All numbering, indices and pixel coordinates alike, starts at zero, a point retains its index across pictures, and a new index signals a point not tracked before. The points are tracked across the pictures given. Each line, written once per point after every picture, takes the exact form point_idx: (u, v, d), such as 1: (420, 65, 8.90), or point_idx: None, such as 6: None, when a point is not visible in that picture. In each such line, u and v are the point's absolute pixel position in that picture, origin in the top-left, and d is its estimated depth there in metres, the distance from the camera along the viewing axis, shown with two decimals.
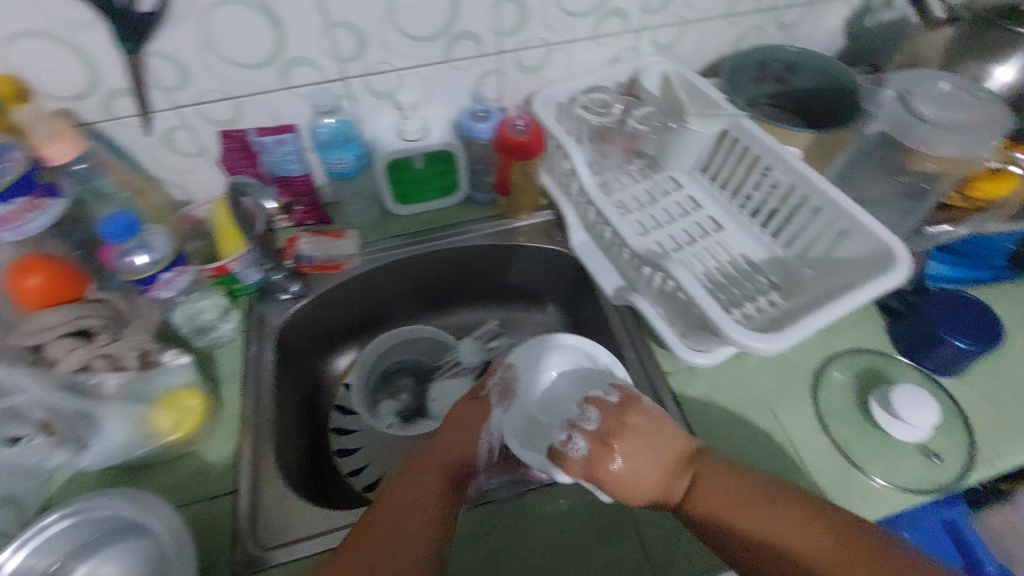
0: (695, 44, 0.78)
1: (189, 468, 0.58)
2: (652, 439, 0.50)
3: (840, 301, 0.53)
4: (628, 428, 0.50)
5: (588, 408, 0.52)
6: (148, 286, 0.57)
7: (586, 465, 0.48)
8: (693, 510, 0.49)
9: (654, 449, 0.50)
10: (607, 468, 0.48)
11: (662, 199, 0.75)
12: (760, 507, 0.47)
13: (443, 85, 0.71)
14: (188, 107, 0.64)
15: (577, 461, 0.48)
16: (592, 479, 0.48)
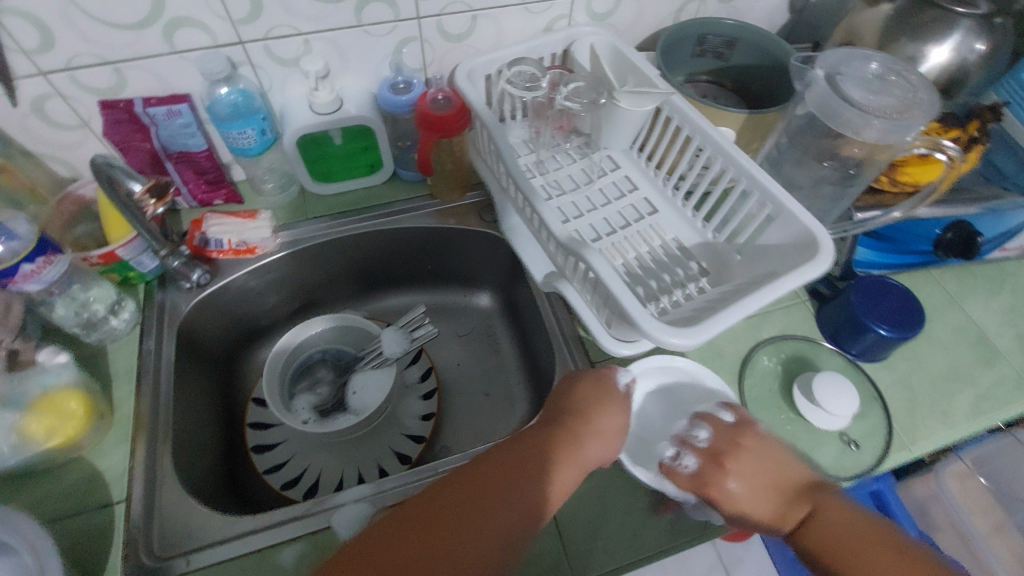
0: (633, 14, 0.74)
1: (74, 476, 0.53)
2: (773, 464, 0.51)
3: (760, 294, 0.51)
4: (721, 448, 0.51)
5: (700, 424, 0.53)
6: (8, 278, 0.50)
7: (697, 481, 0.50)
8: (806, 544, 0.49)
9: (767, 473, 0.51)
10: (720, 486, 0.50)
11: (598, 179, 0.72)
12: (860, 548, 0.46)
13: (357, 53, 0.65)
14: (58, 73, 0.56)
15: (685, 476, 0.51)
16: (703, 495, 0.50)
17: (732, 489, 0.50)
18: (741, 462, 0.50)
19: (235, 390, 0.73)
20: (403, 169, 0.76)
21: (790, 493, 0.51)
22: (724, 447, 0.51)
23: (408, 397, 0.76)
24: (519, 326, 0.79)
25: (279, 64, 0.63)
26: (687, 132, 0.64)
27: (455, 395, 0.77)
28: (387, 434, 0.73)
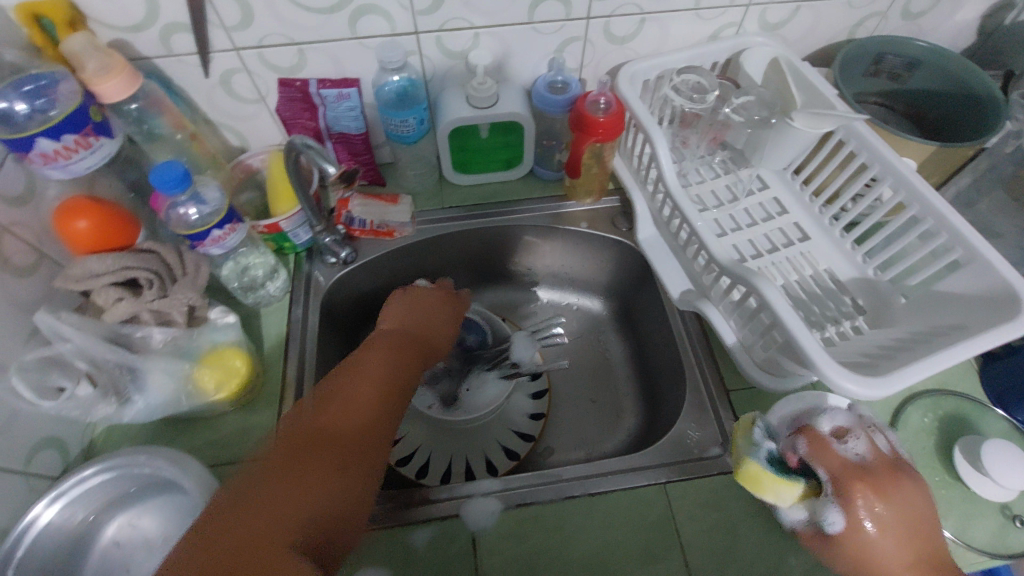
0: (806, 27, 0.69)
1: (228, 428, 0.57)
2: (917, 518, 0.43)
3: (952, 350, 0.46)
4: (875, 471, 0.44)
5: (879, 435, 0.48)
6: (198, 242, 0.53)
7: (847, 468, 0.44)
8: None
9: (916, 525, 0.43)
10: (865, 492, 0.43)
11: (744, 197, 0.69)
12: None
13: (521, 49, 0.65)
14: (249, 49, 0.59)
15: (841, 458, 0.45)
16: (839, 482, 0.44)
17: (863, 513, 0.42)
18: (887, 492, 0.43)
19: None
20: (542, 167, 0.75)
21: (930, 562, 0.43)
22: (878, 470, 0.44)
23: (519, 395, 0.76)
24: (636, 338, 0.76)
25: (445, 55, 0.64)
26: (863, 158, 0.60)
27: (563, 396, 0.76)
28: (495, 429, 0.73)
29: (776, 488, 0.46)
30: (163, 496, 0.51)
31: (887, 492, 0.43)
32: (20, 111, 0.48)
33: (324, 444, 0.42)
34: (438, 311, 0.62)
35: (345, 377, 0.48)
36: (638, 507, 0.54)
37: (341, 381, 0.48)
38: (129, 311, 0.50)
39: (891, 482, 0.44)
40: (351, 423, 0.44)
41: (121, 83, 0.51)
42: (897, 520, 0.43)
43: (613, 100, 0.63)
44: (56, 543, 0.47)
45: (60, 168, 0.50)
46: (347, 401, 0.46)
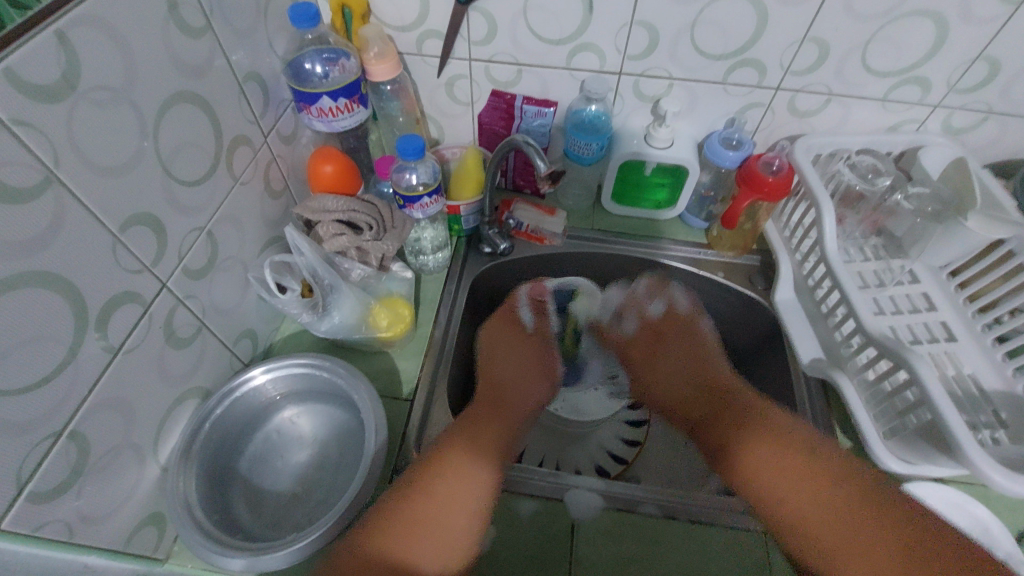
0: (991, 137, 0.71)
1: (381, 365, 0.65)
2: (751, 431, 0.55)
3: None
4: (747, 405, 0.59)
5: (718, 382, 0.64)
6: (408, 205, 0.63)
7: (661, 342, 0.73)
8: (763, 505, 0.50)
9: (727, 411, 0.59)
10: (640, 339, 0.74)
11: (892, 285, 0.69)
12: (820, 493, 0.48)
13: (706, 104, 0.72)
14: (480, 62, 0.70)
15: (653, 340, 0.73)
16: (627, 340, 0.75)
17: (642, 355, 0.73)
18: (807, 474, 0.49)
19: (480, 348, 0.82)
20: (690, 215, 0.80)
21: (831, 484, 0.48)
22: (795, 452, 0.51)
23: (618, 420, 0.79)
24: None
25: (638, 97, 0.72)
26: None
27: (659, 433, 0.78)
28: (590, 443, 0.77)
29: (381, 314, 0.62)
30: (325, 404, 0.60)
31: (795, 450, 0.51)
32: (316, 74, 0.62)
33: (448, 496, 0.50)
34: (523, 347, 0.69)
35: (475, 424, 0.57)
36: (734, 549, 0.55)
37: (485, 403, 0.61)
38: (344, 245, 0.61)
39: (813, 457, 0.50)
40: (478, 471, 0.52)
41: (388, 68, 0.63)
42: (802, 471, 0.50)
43: (784, 165, 0.67)
44: (242, 412, 0.57)
45: (326, 122, 0.62)
46: (474, 453, 0.53)
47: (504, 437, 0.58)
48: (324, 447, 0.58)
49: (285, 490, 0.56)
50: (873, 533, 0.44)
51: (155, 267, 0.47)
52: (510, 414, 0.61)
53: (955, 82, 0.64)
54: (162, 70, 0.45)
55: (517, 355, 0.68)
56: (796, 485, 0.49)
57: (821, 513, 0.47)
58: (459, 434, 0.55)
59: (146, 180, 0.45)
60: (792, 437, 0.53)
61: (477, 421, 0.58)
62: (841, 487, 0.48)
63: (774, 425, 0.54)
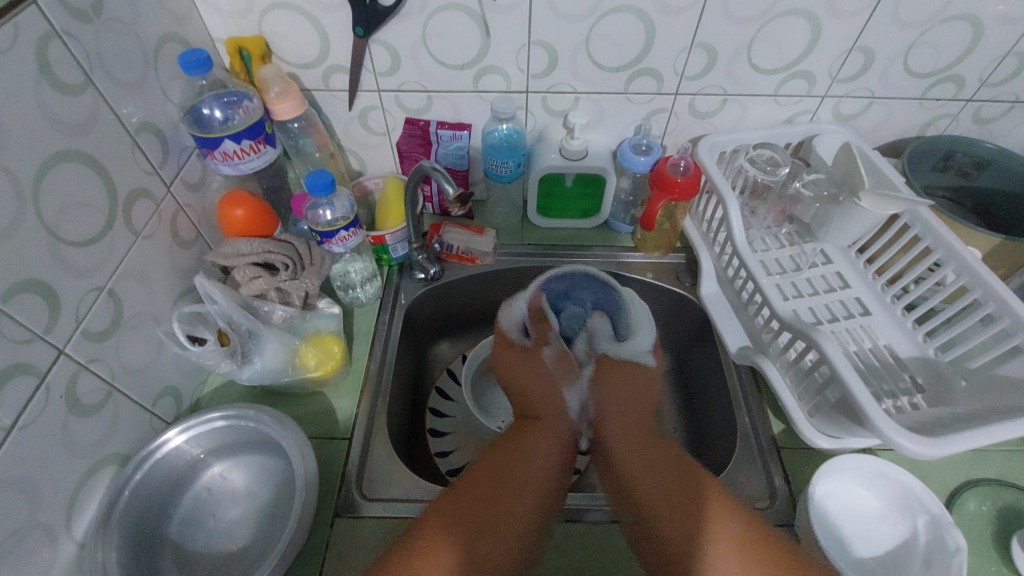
0: (878, 121, 0.75)
1: (316, 406, 0.64)
2: (673, 472, 0.56)
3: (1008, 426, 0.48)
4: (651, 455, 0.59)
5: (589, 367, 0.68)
6: (325, 239, 0.62)
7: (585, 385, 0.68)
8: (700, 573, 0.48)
9: (633, 409, 0.65)
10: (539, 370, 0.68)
11: (807, 268, 0.73)
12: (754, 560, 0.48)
13: (614, 114, 0.74)
14: (389, 92, 0.71)
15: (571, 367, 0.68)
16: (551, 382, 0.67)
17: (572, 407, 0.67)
18: (750, 552, 0.48)
19: (424, 375, 0.82)
20: (617, 221, 0.82)
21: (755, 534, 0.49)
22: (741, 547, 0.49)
23: None
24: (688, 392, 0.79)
25: (547, 113, 0.74)
26: (927, 243, 0.63)
27: None
28: None
29: (309, 354, 0.61)
30: (254, 454, 0.58)
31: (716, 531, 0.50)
32: (216, 118, 0.62)
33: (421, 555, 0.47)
34: (546, 378, 0.68)
35: (444, 513, 0.51)
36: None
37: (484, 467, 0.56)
38: (262, 287, 0.59)
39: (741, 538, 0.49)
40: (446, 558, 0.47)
41: (291, 105, 0.63)
42: (732, 560, 0.48)
43: (688, 163, 0.70)
44: (164, 475, 0.54)
45: (233, 165, 0.61)
46: (448, 536, 0.49)
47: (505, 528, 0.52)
48: (259, 499, 0.56)
49: (219, 550, 0.53)
50: None
51: (50, 334, 0.44)
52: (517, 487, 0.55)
53: (836, 73, 0.69)
54: (37, 131, 0.43)
55: (537, 383, 0.68)
56: (732, 567, 0.48)
57: (732, 567, 0.48)
58: (433, 524, 0.50)
59: (30, 244, 0.43)
60: (703, 482, 0.55)
61: (465, 487, 0.54)
62: (715, 502, 0.53)
63: (670, 464, 0.56)
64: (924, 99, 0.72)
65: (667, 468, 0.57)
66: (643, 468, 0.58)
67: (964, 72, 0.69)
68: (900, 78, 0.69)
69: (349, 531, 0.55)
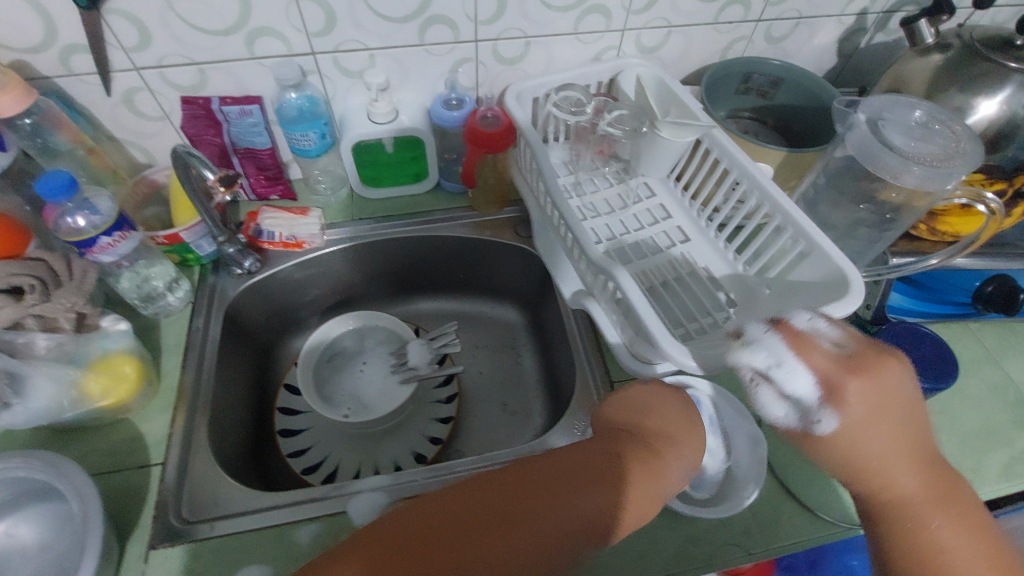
0: (681, 50, 0.76)
1: (120, 435, 0.57)
2: (892, 414, 0.40)
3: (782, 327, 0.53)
4: (862, 430, 0.39)
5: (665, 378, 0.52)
6: (86, 249, 0.55)
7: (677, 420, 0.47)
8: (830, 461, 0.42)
9: (886, 410, 0.39)
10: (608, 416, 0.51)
11: (633, 205, 0.74)
12: (942, 521, 0.41)
13: (418, 69, 0.69)
14: (150, 69, 0.62)
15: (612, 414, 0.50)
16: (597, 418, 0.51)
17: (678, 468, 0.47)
18: (943, 515, 0.41)
19: (268, 374, 0.77)
20: (447, 180, 0.79)
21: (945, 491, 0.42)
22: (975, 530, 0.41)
23: (431, 401, 0.78)
24: (543, 342, 0.80)
25: (344, 75, 0.68)
26: (725, 165, 0.66)
27: (473, 402, 0.79)
28: (403, 436, 0.75)
29: (95, 385, 0.53)
30: (48, 502, 0.51)
31: (942, 513, 0.41)
32: None
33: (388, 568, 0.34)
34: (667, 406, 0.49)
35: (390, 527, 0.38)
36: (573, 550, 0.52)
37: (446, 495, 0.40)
38: (11, 317, 0.51)
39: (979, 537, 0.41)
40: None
41: (15, 98, 0.54)
42: (884, 437, 0.40)
43: (495, 112, 0.69)
44: None
45: None
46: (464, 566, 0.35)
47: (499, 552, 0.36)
48: (56, 553, 0.50)
49: None
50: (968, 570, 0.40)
51: None
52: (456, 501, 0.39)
53: (629, 5, 0.68)
54: None
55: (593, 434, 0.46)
56: (875, 443, 0.40)
57: (898, 473, 0.41)
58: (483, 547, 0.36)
59: None
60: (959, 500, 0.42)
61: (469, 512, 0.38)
62: (971, 523, 0.41)
63: (894, 419, 0.40)
64: (716, 23, 0.74)
65: (900, 430, 0.40)
66: (882, 435, 0.40)
67: None
68: (689, 4, 0.70)
69: (166, 562, 0.50)
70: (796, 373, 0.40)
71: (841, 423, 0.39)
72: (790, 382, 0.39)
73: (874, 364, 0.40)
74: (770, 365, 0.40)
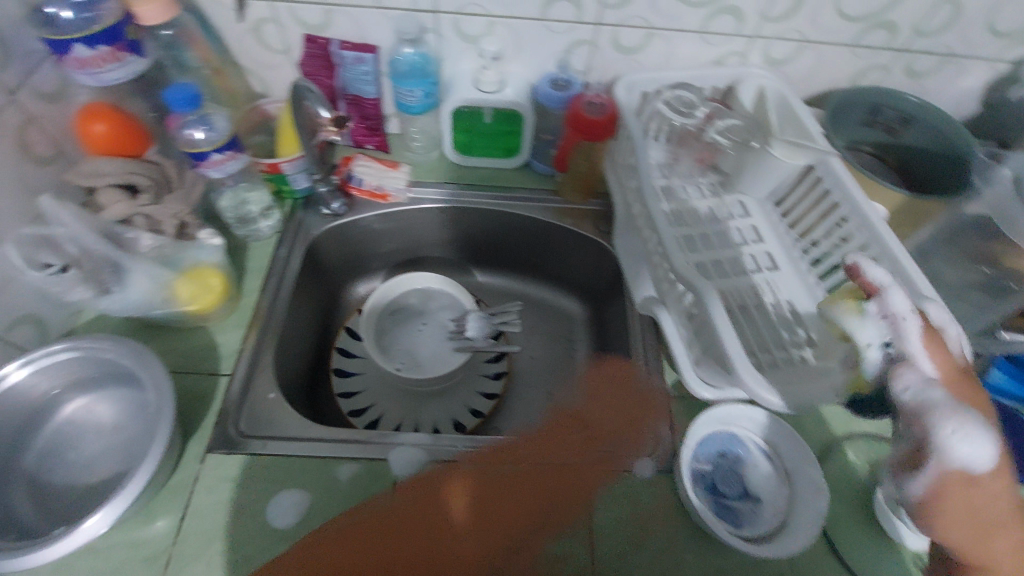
0: (810, 67, 0.72)
1: (197, 341, 0.61)
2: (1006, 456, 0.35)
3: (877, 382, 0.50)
4: (988, 486, 0.35)
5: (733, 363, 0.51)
6: (200, 162, 0.57)
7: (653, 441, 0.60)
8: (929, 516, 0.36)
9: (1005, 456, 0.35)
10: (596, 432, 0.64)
11: (723, 220, 0.70)
12: None
13: (533, 43, 0.68)
14: (282, 2, 0.64)
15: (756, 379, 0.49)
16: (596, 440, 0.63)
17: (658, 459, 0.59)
18: None
19: (333, 315, 0.80)
20: (537, 160, 0.78)
21: None
22: None
23: (480, 374, 0.79)
24: (600, 340, 0.79)
25: (460, 38, 0.68)
26: (835, 197, 0.62)
27: (520, 383, 0.80)
28: (446, 401, 0.76)
29: (184, 288, 0.57)
30: (123, 388, 0.56)
31: None
32: (64, 18, 0.54)
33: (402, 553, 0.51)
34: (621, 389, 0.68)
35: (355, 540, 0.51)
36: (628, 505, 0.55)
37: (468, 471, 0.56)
38: (125, 213, 0.55)
39: None
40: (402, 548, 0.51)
41: (159, 9, 0.56)
42: (986, 492, 0.35)
43: (602, 102, 0.67)
44: (14, 409, 0.51)
45: (92, 75, 0.55)
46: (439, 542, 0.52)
47: (402, 556, 0.51)
48: (127, 435, 0.54)
49: (81, 483, 0.52)
50: None
51: None
52: (448, 535, 0.53)
53: (765, 11, 0.64)
54: None
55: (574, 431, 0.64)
56: (990, 498, 0.35)
57: (993, 543, 0.36)
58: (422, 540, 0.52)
59: None
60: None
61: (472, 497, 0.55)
62: None
63: (1004, 473, 0.35)
64: (856, 45, 0.68)
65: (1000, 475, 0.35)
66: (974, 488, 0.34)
67: (896, 18, 0.65)
68: (832, 20, 0.65)
69: (219, 467, 0.54)
70: (910, 356, 0.41)
71: (985, 466, 0.34)
72: (961, 445, 0.34)
73: (965, 398, 0.40)
74: (873, 340, 0.43)
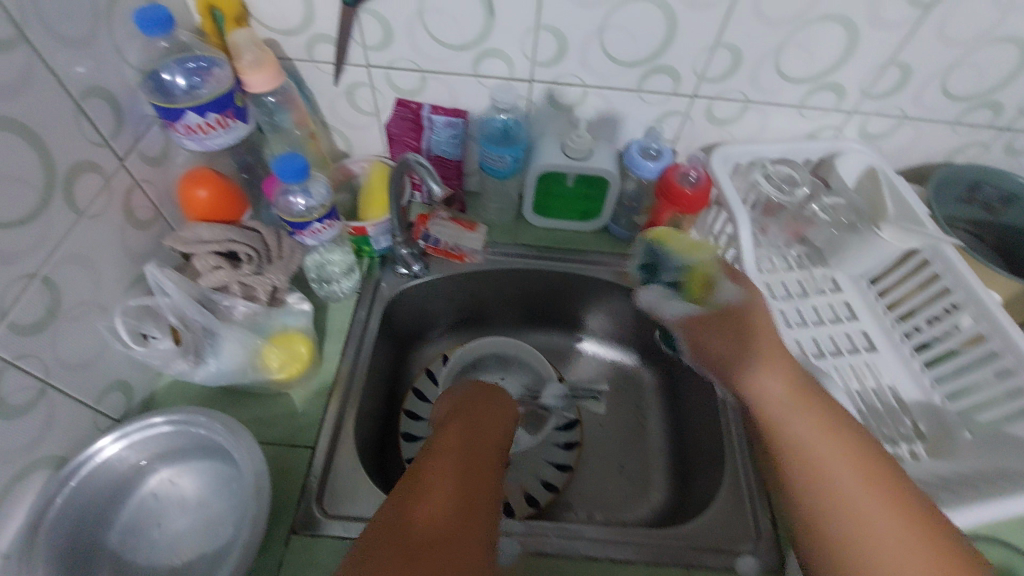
0: (906, 142, 0.70)
1: (279, 408, 0.60)
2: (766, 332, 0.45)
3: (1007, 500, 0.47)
4: (744, 321, 0.46)
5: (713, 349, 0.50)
6: (297, 231, 0.57)
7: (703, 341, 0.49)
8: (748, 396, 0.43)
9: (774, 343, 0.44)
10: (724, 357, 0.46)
11: (814, 295, 0.67)
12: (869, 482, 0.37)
13: (625, 112, 0.68)
14: (379, 68, 0.64)
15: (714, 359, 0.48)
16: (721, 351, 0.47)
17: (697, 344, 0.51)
18: (843, 460, 0.39)
19: (402, 375, 0.77)
20: (616, 225, 0.77)
21: (845, 439, 0.40)
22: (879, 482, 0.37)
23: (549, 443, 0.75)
24: (678, 411, 0.75)
25: (552, 105, 0.67)
26: (946, 283, 0.59)
27: (592, 455, 0.75)
28: (517, 472, 0.73)
29: (274, 357, 0.55)
30: (206, 460, 0.54)
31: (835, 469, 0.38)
32: (179, 86, 0.54)
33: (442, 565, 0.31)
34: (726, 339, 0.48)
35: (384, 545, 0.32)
36: None
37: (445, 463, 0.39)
38: (223, 280, 0.54)
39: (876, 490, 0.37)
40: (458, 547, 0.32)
41: (266, 78, 0.56)
42: (782, 375, 0.42)
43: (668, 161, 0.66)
44: (103, 483, 0.50)
45: (197, 140, 0.55)
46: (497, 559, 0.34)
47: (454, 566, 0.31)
48: (210, 511, 0.52)
49: (162, 564, 0.50)
50: (902, 541, 0.35)
51: None
52: (475, 523, 0.35)
53: (868, 88, 0.63)
54: None
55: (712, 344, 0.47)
56: (777, 387, 0.42)
57: (809, 424, 0.40)
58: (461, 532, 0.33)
59: None
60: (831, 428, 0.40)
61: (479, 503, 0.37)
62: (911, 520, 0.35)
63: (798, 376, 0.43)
64: (957, 123, 0.67)
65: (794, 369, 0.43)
66: (782, 368, 0.43)
67: (1004, 98, 0.63)
68: (937, 99, 0.64)
69: (305, 550, 0.51)
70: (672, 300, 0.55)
71: (751, 302, 0.47)
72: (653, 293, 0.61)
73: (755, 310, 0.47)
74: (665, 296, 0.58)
